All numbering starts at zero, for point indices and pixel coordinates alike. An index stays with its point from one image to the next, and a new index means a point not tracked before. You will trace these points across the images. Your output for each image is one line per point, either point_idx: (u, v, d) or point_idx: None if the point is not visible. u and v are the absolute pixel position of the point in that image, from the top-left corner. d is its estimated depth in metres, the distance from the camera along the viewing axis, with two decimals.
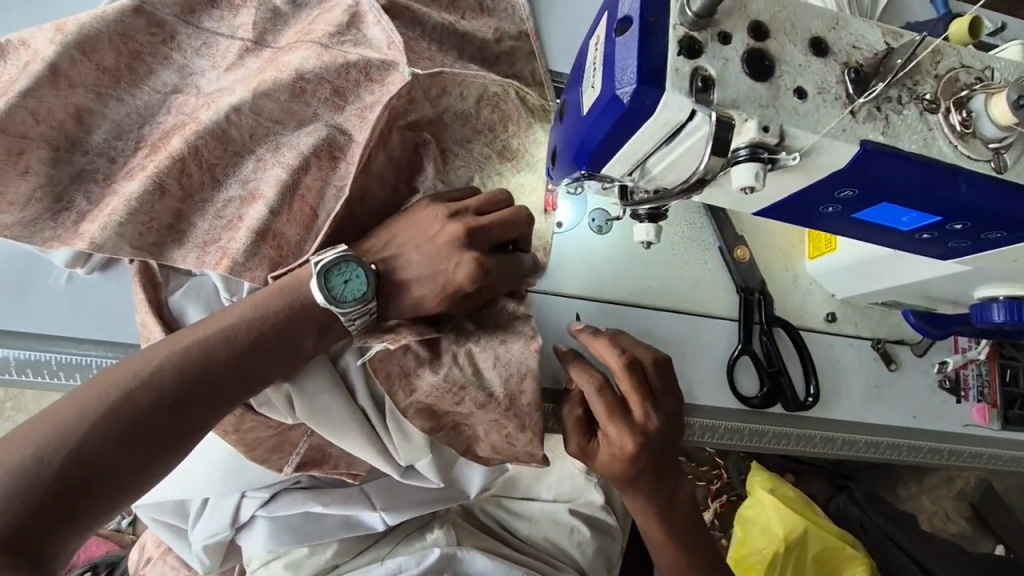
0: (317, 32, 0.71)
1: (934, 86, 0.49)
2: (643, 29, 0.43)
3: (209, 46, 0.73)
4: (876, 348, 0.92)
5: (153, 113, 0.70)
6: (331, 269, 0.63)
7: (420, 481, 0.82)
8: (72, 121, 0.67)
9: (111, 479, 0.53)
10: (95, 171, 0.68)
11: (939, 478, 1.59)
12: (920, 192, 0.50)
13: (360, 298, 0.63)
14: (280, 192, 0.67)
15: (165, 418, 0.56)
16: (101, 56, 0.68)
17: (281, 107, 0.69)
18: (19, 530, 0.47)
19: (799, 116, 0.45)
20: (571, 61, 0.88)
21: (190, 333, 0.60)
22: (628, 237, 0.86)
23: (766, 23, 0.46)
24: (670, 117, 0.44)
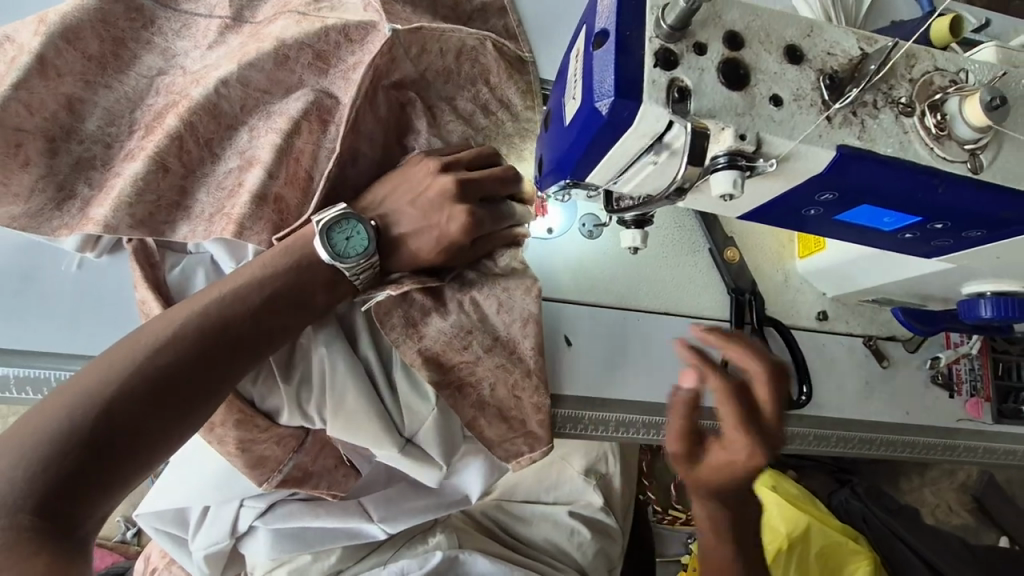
0: (295, 2, 0.74)
1: (909, 90, 0.50)
2: (619, 43, 0.44)
3: (188, 27, 0.75)
4: (868, 344, 0.93)
5: (143, 97, 0.71)
6: (333, 226, 0.65)
7: (423, 461, 0.76)
8: (65, 111, 0.68)
9: (144, 436, 0.53)
10: (94, 158, 0.69)
11: (941, 471, 1.59)
12: (900, 194, 0.51)
13: (364, 251, 0.65)
14: (275, 156, 0.68)
15: (187, 377, 0.57)
16: (85, 44, 0.69)
17: (267, 76, 0.71)
18: (57, 487, 0.47)
19: (776, 123, 0.46)
20: (552, 31, 0.89)
21: (206, 295, 0.61)
22: (618, 241, 0.87)
23: (740, 33, 0.47)
24: (649, 127, 0.45)
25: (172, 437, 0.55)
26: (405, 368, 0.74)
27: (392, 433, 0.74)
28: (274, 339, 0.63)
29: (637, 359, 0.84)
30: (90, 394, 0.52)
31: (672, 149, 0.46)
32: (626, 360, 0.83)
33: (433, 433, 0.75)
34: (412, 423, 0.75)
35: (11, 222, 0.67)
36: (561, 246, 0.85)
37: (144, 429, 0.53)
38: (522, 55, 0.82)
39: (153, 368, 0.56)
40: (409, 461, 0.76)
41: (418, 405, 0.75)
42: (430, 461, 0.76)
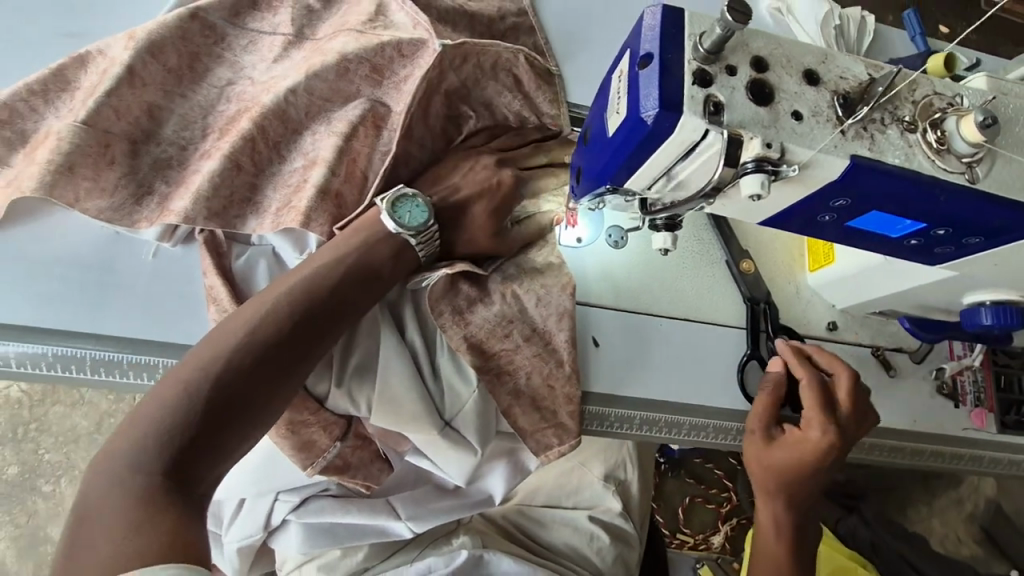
0: (352, 21, 0.82)
1: (912, 110, 0.57)
2: (662, 65, 0.51)
3: (255, 43, 0.83)
4: (876, 355, 0.98)
5: (214, 104, 0.79)
6: (394, 204, 0.74)
7: (461, 443, 0.80)
8: (147, 117, 0.76)
9: (251, 404, 0.62)
10: (169, 159, 0.76)
11: (948, 501, 1.62)
12: (905, 200, 0.57)
13: (424, 223, 0.74)
14: (336, 155, 0.75)
15: (280, 356, 0.65)
16: (166, 58, 0.77)
17: (329, 86, 0.78)
18: (190, 449, 0.57)
19: (797, 135, 0.53)
20: (574, 51, 0.97)
21: (289, 278, 0.69)
22: (643, 251, 0.93)
23: (765, 58, 0.54)
24: (687, 136, 0.52)
25: (271, 411, 0.64)
26: (451, 352, 0.80)
27: (433, 414, 0.78)
28: (349, 318, 0.70)
29: (659, 361, 0.89)
30: (202, 375, 0.61)
31: (707, 157, 0.53)
32: (650, 363, 0.89)
33: (473, 415, 0.79)
34: (454, 405, 0.80)
35: (96, 215, 0.72)
36: (588, 248, 0.91)
37: (248, 405, 0.62)
38: (550, 69, 0.91)
39: (251, 348, 0.63)
40: (447, 443, 0.79)
41: (460, 388, 0.80)
42: (468, 445, 0.81)
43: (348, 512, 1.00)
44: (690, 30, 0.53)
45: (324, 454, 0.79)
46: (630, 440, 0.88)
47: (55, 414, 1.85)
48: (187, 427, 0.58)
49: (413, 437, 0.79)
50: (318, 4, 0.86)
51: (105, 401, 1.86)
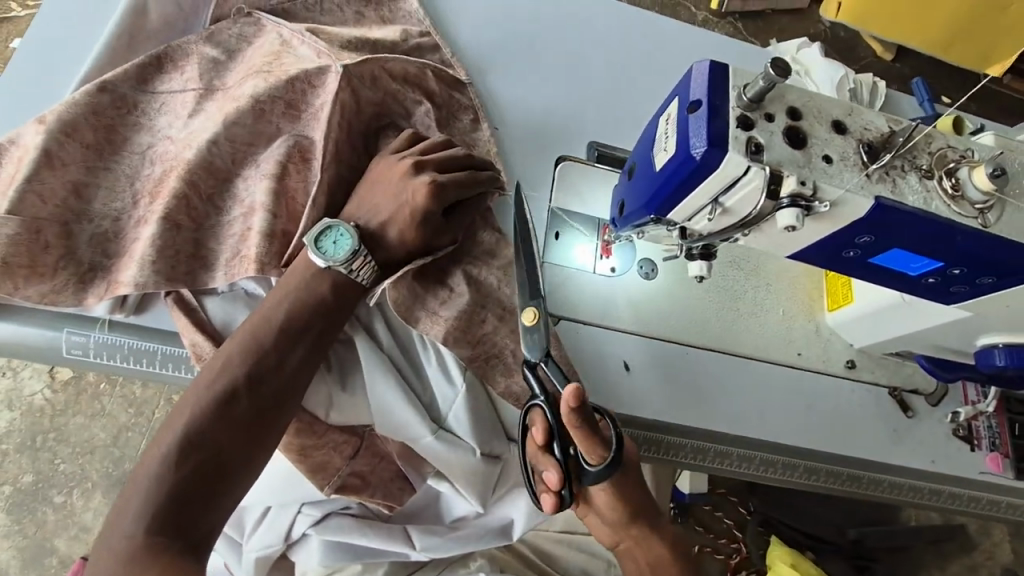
0: (258, 65, 0.89)
1: (928, 159, 0.64)
2: (710, 110, 0.59)
3: (166, 104, 0.86)
4: (893, 396, 1.02)
5: (140, 169, 0.82)
6: (319, 238, 0.77)
7: (455, 442, 0.84)
8: (73, 196, 0.77)
9: (230, 452, 0.67)
10: (108, 232, 0.78)
11: (961, 567, 1.80)
12: (927, 237, 0.64)
13: (352, 249, 0.77)
14: (272, 197, 0.80)
15: (250, 400, 0.70)
16: (81, 135, 0.80)
17: (251, 131, 0.84)
18: (177, 506, 0.63)
19: (828, 175, 0.59)
20: (492, 76, 1.03)
21: (243, 328, 0.73)
22: (672, 282, 0.99)
23: (799, 109, 0.61)
24: (730, 172, 0.59)
25: (254, 453, 0.69)
26: (433, 349, 0.85)
27: (425, 416, 0.83)
28: (313, 351, 0.75)
29: (676, 394, 0.93)
30: (176, 436, 0.66)
31: (747, 191, 0.60)
32: (676, 390, 0.93)
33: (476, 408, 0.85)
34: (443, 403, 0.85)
35: (41, 299, 0.74)
36: (574, 278, 0.95)
37: (229, 452, 0.68)
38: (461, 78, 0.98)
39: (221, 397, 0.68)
40: (442, 444, 0.83)
41: (448, 386, 0.85)
42: (462, 443, 0.85)
43: (364, 535, 1.00)
44: (735, 81, 0.61)
45: (337, 471, 0.84)
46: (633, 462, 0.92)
47: (75, 425, 1.85)
48: (170, 487, 0.63)
49: (409, 444, 0.84)
50: (221, 55, 0.91)
51: (124, 413, 1.88)
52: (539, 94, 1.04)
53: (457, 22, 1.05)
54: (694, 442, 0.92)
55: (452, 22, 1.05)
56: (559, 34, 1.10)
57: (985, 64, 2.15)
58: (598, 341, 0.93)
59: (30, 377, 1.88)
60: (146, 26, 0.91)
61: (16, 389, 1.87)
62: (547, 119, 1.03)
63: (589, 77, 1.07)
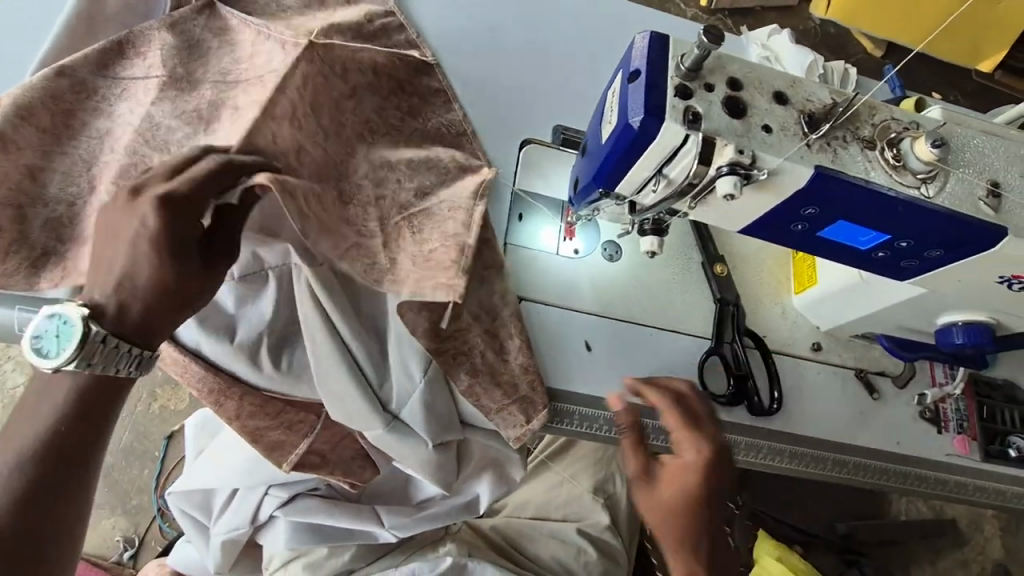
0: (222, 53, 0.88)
1: (871, 131, 0.64)
2: (648, 80, 0.59)
3: (126, 89, 0.86)
4: (859, 377, 1.02)
5: (98, 153, 0.82)
6: (35, 336, 0.56)
7: (406, 431, 0.86)
8: (29, 179, 0.78)
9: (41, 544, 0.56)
10: (63, 215, 0.78)
11: (954, 562, 1.80)
12: (869, 206, 0.64)
13: (76, 341, 0.55)
14: None
15: (82, 433, 0.58)
16: (38, 119, 0.80)
17: (209, 115, 0.84)
18: None
19: (767, 145, 0.60)
20: (463, 66, 1.03)
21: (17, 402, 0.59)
22: (635, 264, 0.99)
23: (740, 79, 0.62)
24: (668, 141, 0.59)
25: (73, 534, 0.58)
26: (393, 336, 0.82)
27: (379, 407, 0.83)
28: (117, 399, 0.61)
29: (637, 376, 0.93)
30: None
31: (686, 160, 0.60)
32: (639, 372, 0.93)
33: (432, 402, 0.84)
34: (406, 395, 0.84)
35: None
36: (539, 261, 0.96)
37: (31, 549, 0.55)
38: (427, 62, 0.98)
39: (44, 435, 0.57)
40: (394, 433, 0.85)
41: (407, 377, 0.84)
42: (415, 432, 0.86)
43: (332, 515, 1.00)
44: (673, 52, 0.61)
45: (293, 450, 0.86)
46: (592, 442, 0.92)
47: None
48: None
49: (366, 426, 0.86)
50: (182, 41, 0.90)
51: None
52: (506, 81, 1.05)
53: (427, 13, 1.06)
54: (654, 425, 0.92)
55: (423, 13, 1.06)
56: (528, 21, 1.10)
57: (975, 61, 2.16)
58: (559, 322, 0.93)
59: (13, 371, 1.88)
60: (106, 11, 0.92)
61: None
62: (513, 103, 1.03)
63: (558, 67, 1.08)
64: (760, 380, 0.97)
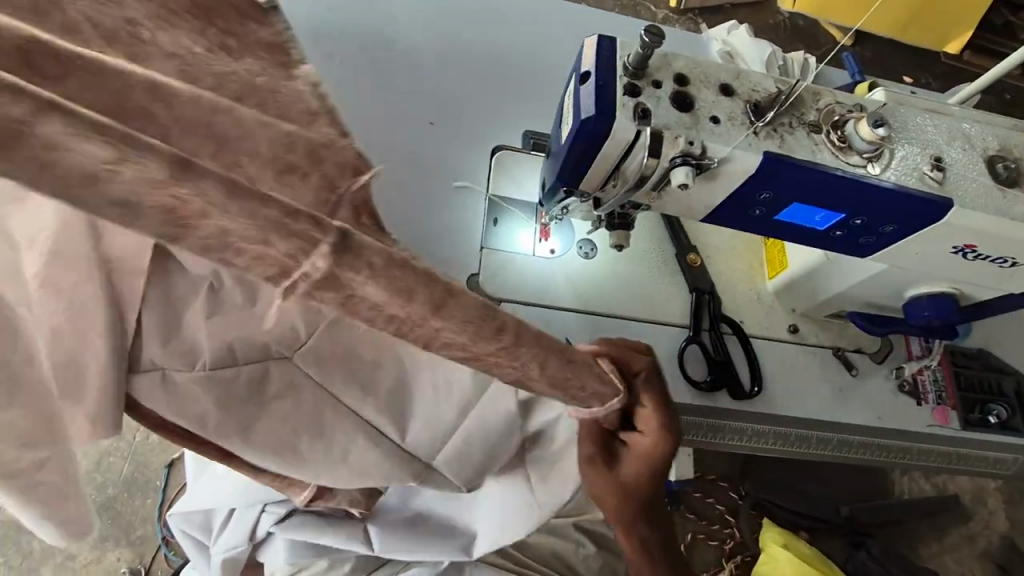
0: None
1: (816, 115, 0.67)
2: (597, 81, 0.62)
3: None
4: (836, 355, 1.04)
5: None
6: None
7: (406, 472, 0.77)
8: None
9: None
10: None
11: (961, 538, 1.80)
12: (821, 189, 0.67)
13: None
14: None
15: None
16: None
17: None
18: None
19: (715, 135, 0.63)
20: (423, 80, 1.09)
21: None
22: (611, 260, 1.02)
23: (686, 75, 0.65)
24: (621, 137, 0.62)
25: None
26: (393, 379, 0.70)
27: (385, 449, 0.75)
28: None
29: None
30: None
31: (638, 155, 0.63)
32: None
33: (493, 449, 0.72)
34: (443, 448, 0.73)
35: None
36: (517, 262, 0.98)
37: None
38: None
39: None
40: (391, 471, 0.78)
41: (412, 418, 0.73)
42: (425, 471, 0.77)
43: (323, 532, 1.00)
44: (621, 53, 0.64)
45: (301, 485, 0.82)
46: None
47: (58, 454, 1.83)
48: None
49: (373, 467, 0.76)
50: None
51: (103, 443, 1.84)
52: (465, 92, 1.10)
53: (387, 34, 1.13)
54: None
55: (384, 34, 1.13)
56: (487, 33, 1.16)
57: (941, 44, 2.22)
58: (540, 321, 0.95)
59: None
60: None
61: None
62: (472, 113, 1.09)
63: (524, 79, 1.13)
64: (741, 365, 1.00)
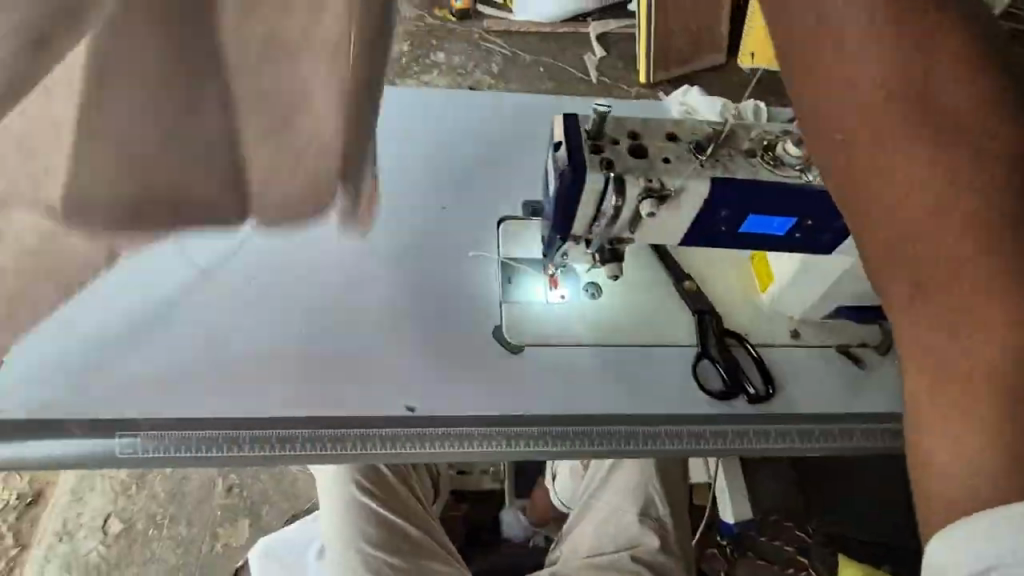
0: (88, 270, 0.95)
1: (749, 142, 0.83)
2: (568, 146, 0.79)
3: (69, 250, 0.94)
4: (841, 352, 1.12)
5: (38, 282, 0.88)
6: None
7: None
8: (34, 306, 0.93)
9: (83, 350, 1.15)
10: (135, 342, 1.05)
11: None
12: (768, 199, 0.80)
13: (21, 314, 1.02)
14: None
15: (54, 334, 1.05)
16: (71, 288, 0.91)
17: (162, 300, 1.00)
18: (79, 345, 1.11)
19: (669, 171, 0.79)
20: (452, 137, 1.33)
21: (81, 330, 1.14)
22: (617, 296, 1.13)
23: (638, 130, 0.82)
24: (595, 183, 0.78)
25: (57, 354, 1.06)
26: None
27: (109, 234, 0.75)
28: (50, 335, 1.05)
29: (640, 387, 1.05)
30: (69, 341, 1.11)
31: (609, 198, 0.79)
32: (639, 388, 1.04)
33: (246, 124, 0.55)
34: None
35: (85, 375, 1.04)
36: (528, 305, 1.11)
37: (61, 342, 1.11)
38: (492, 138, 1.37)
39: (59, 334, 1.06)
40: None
41: None
42: None
43: None
44: (584, 124, 0.82)
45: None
46: (602, 458, 0.98)
47: None
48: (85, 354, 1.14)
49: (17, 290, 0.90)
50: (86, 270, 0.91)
51: (173, 556, 1.93)
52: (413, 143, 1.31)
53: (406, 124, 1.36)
54: (649, 430, 0.99)
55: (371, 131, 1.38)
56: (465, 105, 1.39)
57: None
58: (562, 364, 1.06)
59: (85, 536, 1.93)
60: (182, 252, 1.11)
61: (71, 551, 1.92)
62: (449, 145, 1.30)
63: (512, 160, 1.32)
64: (753, 373, 1.08)
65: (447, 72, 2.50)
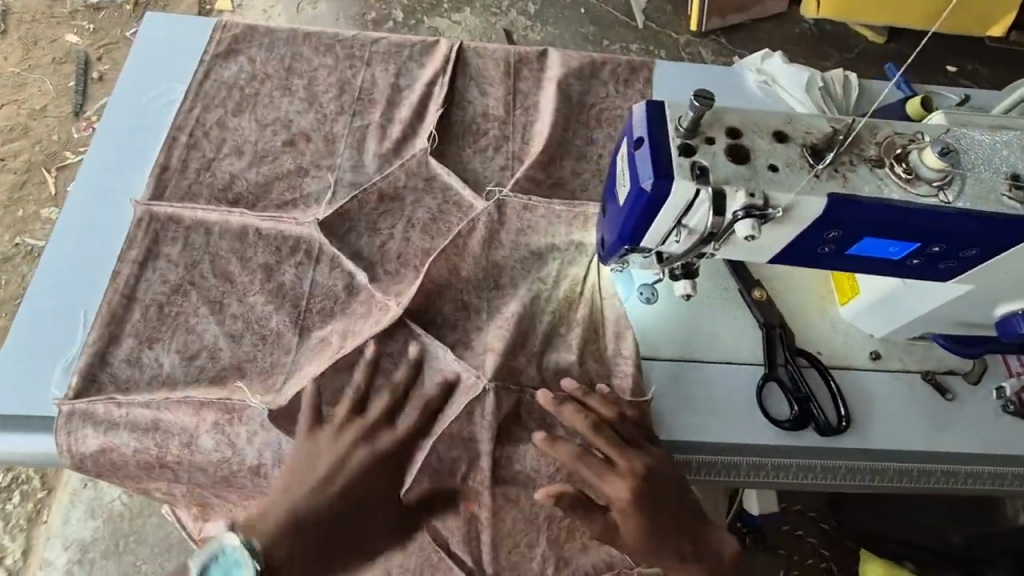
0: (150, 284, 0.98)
1: (876, 149, 0.67)
2: (651, 144, 0.64)
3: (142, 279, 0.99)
4: (927, 379, 0.98)
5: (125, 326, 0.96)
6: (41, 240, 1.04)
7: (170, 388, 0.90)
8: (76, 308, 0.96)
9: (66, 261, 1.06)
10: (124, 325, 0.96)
11: None
12: (892, 221, 0.65)
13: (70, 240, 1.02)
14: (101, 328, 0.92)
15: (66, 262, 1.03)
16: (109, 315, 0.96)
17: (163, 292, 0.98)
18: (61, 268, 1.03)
19: (775, 183, 0.64)
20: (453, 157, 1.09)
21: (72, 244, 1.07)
22: (673, 302, 1.00)
23: (737, 126, 0.66)
24: (681, 196, 0.64)
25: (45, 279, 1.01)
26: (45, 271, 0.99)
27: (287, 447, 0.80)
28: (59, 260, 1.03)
29: (697, 409, 0.94)
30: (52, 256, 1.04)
31: (698, 211, 0.64)
32: (694, 411, 0.94)
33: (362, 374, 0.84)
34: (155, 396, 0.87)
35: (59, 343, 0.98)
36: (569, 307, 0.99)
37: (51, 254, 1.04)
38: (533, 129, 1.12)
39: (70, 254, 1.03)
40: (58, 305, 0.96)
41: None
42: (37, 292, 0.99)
43: None
44: (671, 114, 0.66)
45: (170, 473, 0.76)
46: None
47: None
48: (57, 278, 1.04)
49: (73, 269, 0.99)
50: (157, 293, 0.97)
51: None
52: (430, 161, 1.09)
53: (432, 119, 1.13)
54: (704, 459, 0.92)
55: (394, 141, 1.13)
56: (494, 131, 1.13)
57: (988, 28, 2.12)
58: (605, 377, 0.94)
59: None
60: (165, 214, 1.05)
61: None
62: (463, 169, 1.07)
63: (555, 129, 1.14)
64: (824, 399, 0.96)
65: (480, 11, 2.25)
